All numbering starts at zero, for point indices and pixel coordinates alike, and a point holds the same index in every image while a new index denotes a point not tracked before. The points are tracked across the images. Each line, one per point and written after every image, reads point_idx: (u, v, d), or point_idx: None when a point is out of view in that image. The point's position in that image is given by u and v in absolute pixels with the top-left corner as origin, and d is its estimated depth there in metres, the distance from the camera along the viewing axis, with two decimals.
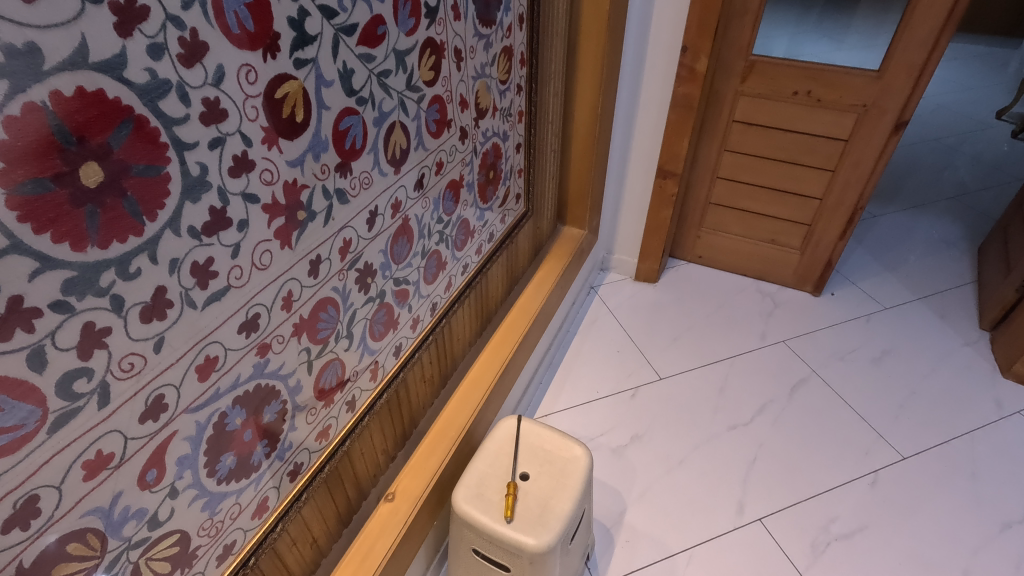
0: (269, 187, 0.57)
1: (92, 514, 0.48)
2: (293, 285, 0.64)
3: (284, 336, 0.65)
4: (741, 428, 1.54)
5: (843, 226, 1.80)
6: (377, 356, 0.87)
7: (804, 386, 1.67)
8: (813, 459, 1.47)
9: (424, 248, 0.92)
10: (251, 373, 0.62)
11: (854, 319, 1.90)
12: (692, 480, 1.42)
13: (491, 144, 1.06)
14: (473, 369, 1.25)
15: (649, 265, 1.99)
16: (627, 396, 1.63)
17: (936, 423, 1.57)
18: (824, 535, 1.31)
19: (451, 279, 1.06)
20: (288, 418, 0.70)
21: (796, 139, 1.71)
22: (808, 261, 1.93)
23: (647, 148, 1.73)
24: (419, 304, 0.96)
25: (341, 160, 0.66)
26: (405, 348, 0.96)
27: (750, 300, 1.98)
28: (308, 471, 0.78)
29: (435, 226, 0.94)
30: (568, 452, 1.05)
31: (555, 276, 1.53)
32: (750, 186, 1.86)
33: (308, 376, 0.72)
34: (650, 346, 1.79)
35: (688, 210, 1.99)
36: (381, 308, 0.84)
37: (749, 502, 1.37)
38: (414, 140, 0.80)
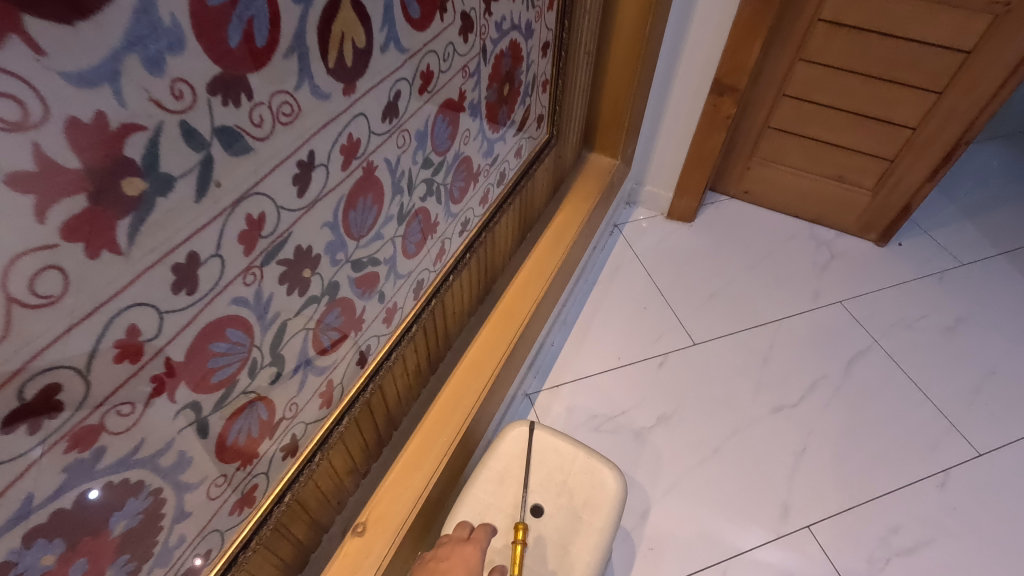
0: (22, 140, 0.25)
1: None
2: (140, 316, 0.34)
3: (132, 404, 0.36)
4: (788, 410, 1.30)
5: (935, 164, 1.45)
6: (330, 373, 0.59)
7: (863, 359, 1.41)
8: (873, 453, 1.24)
9: (404, 209, 0.61)
10: (61, 486, 0.34)
11: (924, 277, 1.61)
12: (728, 474, 1.20)
13: (508, 42, 0.71)
14: (472, 348, 0.97)
15: (686, 202, 1.66)
16: (653, 365, 1.37)
17: (1017, 412, 1.33)
18: (882, 549, 1.11)
19: (444, 244, 0.75)
20: (167, 509, 0.43)
21: (900, 49, 1.31)
22: (879, 205, 1.60)
23: (704, 56, 1.34)
24: (396, 288, 0.66)
25: (222, 70, 0.33)
26: (374, 351, 0.67)
27: (801, 248, 1.67)
28: (224, 552, 0.53)
29: (421, 173, 0.62)
30: (593, 478, 0.80)
31: (579, 221, 1.21)
32: (825, 108, 1.48)
33: (202, 440, 0.44)
34: (682, 302, 1.51)
35: (739, 134, 1.62)
36: (333, 308, 0.55)
37: (796, 503, 1.16)
38: (380, 36, 0.46)
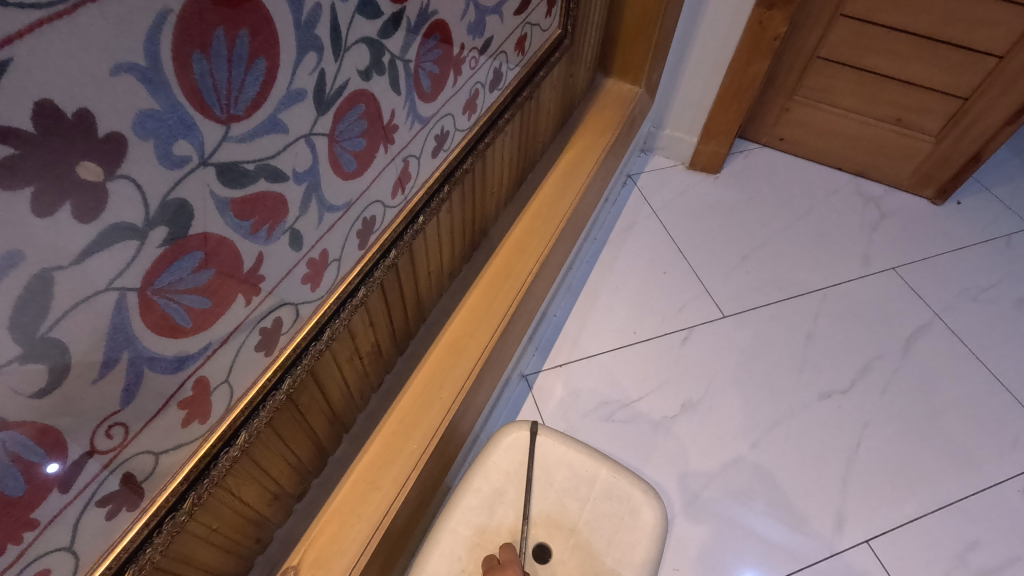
0: None
1: None
2: None
3: None
4: (838, 397, 1.08)
5: (1020, 102, 1.20)
6: (200, 367, 0.35)
7: (924, 336, 1.18)
8: (940, 451, 1.03)
9: (328, 85, 0.35)
10: None
11: (988, 241, 1.37)
12: (767, 474, 0.98)
13: None
14: (455, 319, 0.73)
15: (714, 147, 1.40)
16: (676, 341, 1.14)
17: None
18: (958, 569, 0.91)
19: (409, 167, 0.50)
20: None
21: None
22: (943, 154, 1.35)
23: None
24: (326, 228, 0.41)
25: None
26: (294, 326, 0.43)
27: (846, 205, 1.42)
28: None
29: (358, 24, 0.36)
30: (619, 507, 0.59)
31: (594, 160, 0.95)
32: (891, 30, 1.21)
33: None
34: (708, 266, 1.27)
35: (782, 65, 1.35)
36: (188, 254, 0.30)
37: (851, 512, 0.95)
38: None
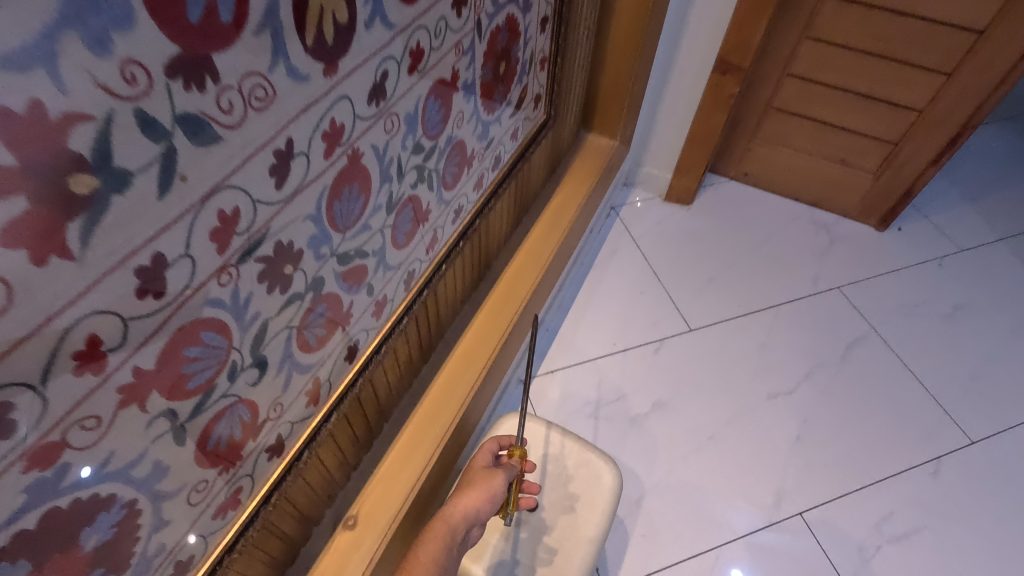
0: None
1: None
2: (98, 325, 0.31)
3: (101, 415, 0.34)
4: (784, 396, 1.29)
5: (940, 147, 1.42)
6: (316, 371, 0.56)
7: (861, 346, 1.39)
8: (868, 441, 1.23)
9: (393, 198, 0.57)
10: (23, 504, 0.31)
11: (924, 263, 1.59)
12: (721, 461, 1.19)
13: (504, 17, 0.66)
14: (466, 336, 0.95)
15: (686, 183, 1.62)
16: (649, 351, 1.35)
17: (1012, 400, 1.32)
18: (874, 536, 1.11)
19: (437, 233, 0.72)
20: (143, 521, 0.41)
21: (912, 28, 1.27)
22: (881, 189, 1.57)
23: (707, 33, 1.29)
24: (387, 281, 0.64)
25: (184, 51, 0.30)
26: (365, 344, 0.65)
27: (801, 232, 1.64)
28: (208, 557, 0.51)
29: (411, 159, 0.58)
30: (589, 472, 0.80)
31: (577, 205, 1.18)
32: (830, 88, 1.44)
33: (177, 449, 0.41)
34: (679, 286, 1.49)
35: (742, 114, 1.57)
36: (321, 303, 0.52)
37: (790, 491, 1.16)
38: (365, 10, 0.42)
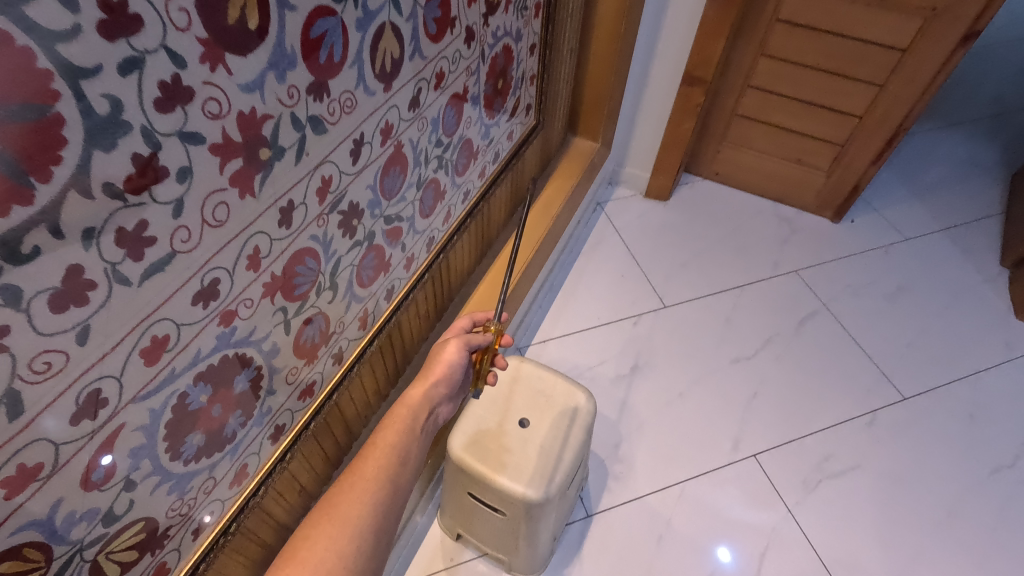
0: (218, 122, 0.43)
1: (28, 528, 0.41)
2: (260, 240, 0.52)
3: (253, 299, 0.54)
4: (744, 361, 1.50)
5: (879, 148, 1.64)
6: (366, 303, 0.77)
7: (813, 320, 1.60)
8: (814, 398, 1.44)
9: (421, 178, 0.78)
10: (215, 346, 0.52)
11: (872, 250, 1.80)
12: (688, 413, 1.40)
13: (501, 46, 0.88)
14: (471, 300, 1.16)
15: (662, 181, 1.83)
16: (628, 324, 1.56)
17: (941, 364, 1.53)
18: (816, 473, 1.32)
19: (450, 209, 0.93)
20: (264, 384, 0.62)
21: (848, 46, 1.49)
22: (834, 185, 1.78)
23: (675, 51, 1.51)
24: (415, 242, 0.85)
25: (315, 78, 0.51)
26: (398, 290, 0.86)
27: (765, 224, 1.86)
28: (292, 430, 0.72)
29: (433, 151, 0.79)
30: (570, 399, 1.01)
31: (564, 197, 1.39)
32: (784, 97, 1.66)
33: (285, 336, 0.62)
34: (656, 271, 1.70)
35: (711, 120, 1.80)
36: (371, 251, 0.73)
37: (746, 438, 1.37)
38: (409, 48, 0.64)
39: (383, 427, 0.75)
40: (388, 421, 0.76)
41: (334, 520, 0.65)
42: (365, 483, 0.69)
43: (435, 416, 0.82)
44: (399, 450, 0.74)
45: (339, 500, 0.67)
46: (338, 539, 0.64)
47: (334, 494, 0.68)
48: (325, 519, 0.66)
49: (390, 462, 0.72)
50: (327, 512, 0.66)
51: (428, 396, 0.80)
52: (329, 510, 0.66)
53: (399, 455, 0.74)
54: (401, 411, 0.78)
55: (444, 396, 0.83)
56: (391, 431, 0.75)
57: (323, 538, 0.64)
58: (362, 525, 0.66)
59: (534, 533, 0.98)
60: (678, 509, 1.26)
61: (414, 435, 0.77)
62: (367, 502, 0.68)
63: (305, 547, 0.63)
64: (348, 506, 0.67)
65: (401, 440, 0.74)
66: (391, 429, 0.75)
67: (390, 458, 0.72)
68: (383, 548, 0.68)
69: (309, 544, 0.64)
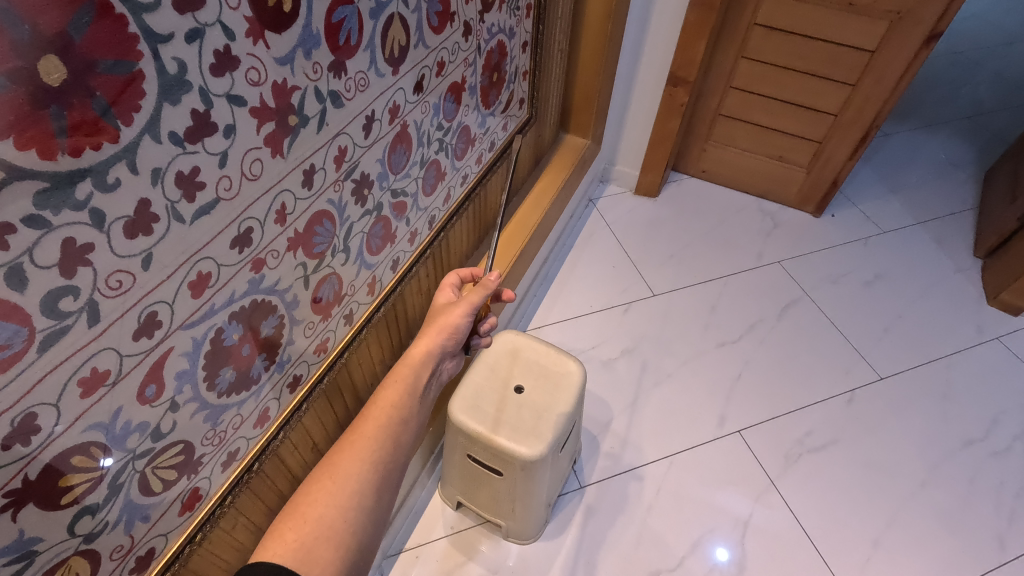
0: (257, 88, 0.51)
1: (94, 429, 0.48)
2: (286, 197, 0.60)
3: (278, 251, 0.62)
4: (729, 345, 1.58)
5: (854, 144, 1.73)
6: (374, 270, 0.85)
7: (795, 307, 1.69)
8: (795, 378, 1.52)
9: (423, 158, 0.87)
10: (246, 290, 0.60)
11: (852, 242, 1.89)
12: (676, 393, 1.48)
13: (496, 42, 0.97)
14: None
15: (651, 178, 1.92)
16: (619, 311, 1.64)
17: (916, 347, 1.61)
18: (797, 447, 1.39)
19: (450, 191, 1.02)
20: (285, 333, 0.70)
21: (821, 49, 1.59)
22: (813, 180, 1.88)
23: (660, 53, 1.61)
24: (417, 218, 0.93)
25: (335, 57, 0.59)
26: (402, 263, 0.94)
27: (750, 218, 1.95)
28: (307, 382, 0.79)
29: (435, 133, 0.88)
30: (562, 367, 1.09)
31: (556, 189, 1.48)
32: (764, 98, 1.76)
33: (304, 291, 0.70)
34: (645, 262, 1.78)
35: (696, 120, 1.89)
36: (379, 221, 0.81)
37: (731, 415, 1.44)
38: (415, 37, 0.72)
39: (384, 387, 0.79)
40: (386, 384, 0.80)
41: (334, 476, 0.69)
42: (364, 443, 0.73)
43: (438, 370, 0.88)
44: (397, 414, 0.77)
45: (339, 458, 0.71)
46: (337, 494, 0.68)
47: (335, 452, 0.72)
48: (325, 476, 0.70)
49: (387, 424, 0.75)
50: (327, 469, 0.70)
51: (430, 353, 0.85)
52: (329, 467, 0.70)
53: (397, 418, 0.77)
54: (404, 370, 0.82)
55: (447, 351, 0.88)
56: (389, 395, 0.78)
57: (323, 495, 0.68)
58: (362, 482, 0.70)
59: (530, 492, 1.05)
60: (666, 479, 1.33)
61: (411, 398, 0.80)
62: (365, 461, 0.71)
63: (307, 501, 0.68)
64: (347, 464, 0.70)
65: (398, 403, 0.78)
66: (389, 393, 0.78)
67: (387, 421, 0.75)
68: (383, 503, 0.72)
69: (311, 498, 0.68)
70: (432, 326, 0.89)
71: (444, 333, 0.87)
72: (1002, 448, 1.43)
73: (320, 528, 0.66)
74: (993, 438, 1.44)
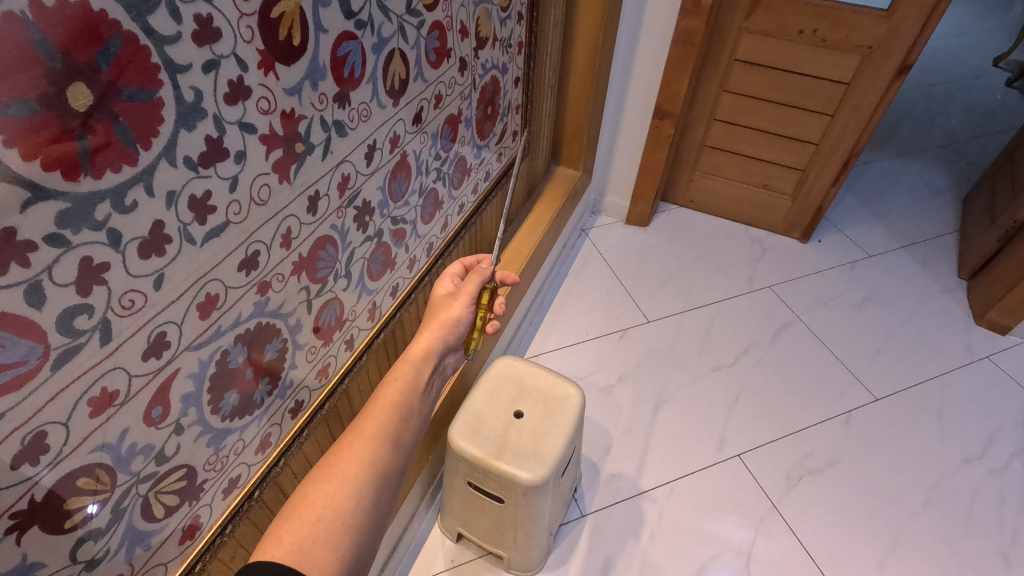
0: (267, 117, 0.53)
1: (100, 450, 0.48)
2: (292, 222, 0.62)
3: (283, 274, 0.63)
4: (725, 369, 1.59)
5: (836, 171, 1.79)
6: (374, 296, 0.87)
7: (787, 330, 1.71)
8: (792, 401, 1.53)
9: (422, 187, 0.90)
10: (252, 312, 0.61)
11: (839, 266, 1.93)
12: (674, 418, 1.47)
13: (490, 77, 1.02)
14: None
15: (641, 208, 1.96)
16: (615, 338, 1.65)
17: (908, 368, 1.63)
18: (797, 469, 1.39)
19: (447, 219, 1.05)
20: (288, 357, 0.70)
21: (799, 81, 1.67)
22: (799, 207, 1.93)
23: (645, 89, 1.68)
24: (416, 245, 0.95)
25: (340, 89, 0.62)
26: (401, 289, 0.95)
27: (738, 245, 1.99)
28: (309, 408, 0.79)
29: (433, 163, 0.91)
30: (561, 392, 1.10)
31: (549, 218, 1.51)
32: (746, 129, 1.83)
33: (307, 315, 0.71)
34: (638, 289, 1.81)
35: (682, 152, 1.96)
36: (379, 247, 0.83)
37: (729, 439, 1.44)
38: (414, 71, 0.76)
39: (385, 386, 0.79)
40: (386, 384, 0.79)
41: (332, 478, 0.68)
42: (363, 444, 0.72)
43: (441, 365, 0.88)
44: (397, 413, 0.77)
45: (338, 459, 0.70)
46: (336, 496, 0.67)
47: (334, 454, 0.71)
48: (324, 478, 0.68)
49: (387, 424, 0.74)
50: (325, 471, 0.69)
51: (431, 349, 0.85)
52: (327, 468, 0.69)
53: (396, 418, 0.76)
54: (405, 368, 0.82)
55: (449, 345, 0.89)
56: (389, 394, 0.78)
57: (321, 496, 0.67)
58: (360, 482, 0.69)
59: (532, 520, 1.04)
60: (667, 506, 1.32)
61: (411, 397, 0.79)
62: (364, 462, 0.70)
63: (304, 503, 0.66)
64: (346, 466, 0.69)
65: (398, 403, 0.77)
66: (389, 393, 0.78)
67: (387, 421, 0.75)
68: (382, 503, 0.71)
69: (309, 499, 0.67)
70: (433, 322, 0.89)
71: (445, 328, 0.88)
72: (999, 465, 1.43)
73: (318, 529, 0.65)
74: (990, 455, 1.45)
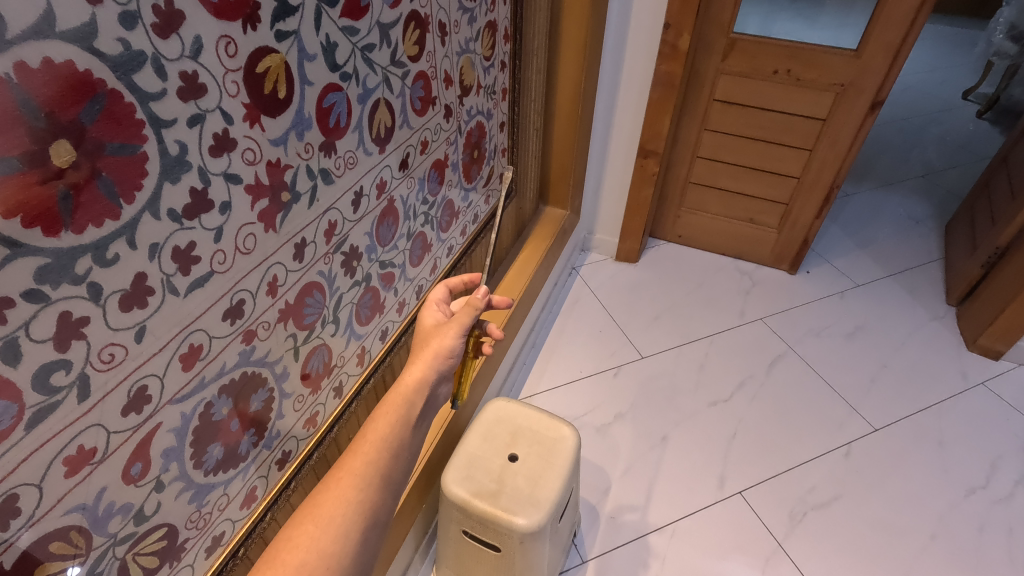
0: (252, 167, 0.54)
1: (76, 512, 0.46)
2: (278, 269, 0.62)
3: (269, 322, 0.63)
4: (721, 404, 1.58)
5: (818, 204, 1.83)
6: (363, 341, 0.86)
7: (781, 363, 1.70)
8: (790, 434, 1.51)
9: (410, 231, 0.90)
10: (237, 361, 0.60)
11: (829, 296, 1.94)
12: (672, 457, 1.45)
13: (475, 122, 1.04)
14: None
15: (629, 245, 1.98)
16: (609, 375, 1.64)
17: (905, 396, 1.62)
18: (800, 506, 1.36)
19: (436, 261, 1.05)
20: (274, 407, 0.69)
21: (777, 119, 1.72)
22: (785, 239, 1.96)
23: (628, 129, 1.72)
24: (405, 288, 0.95)
25: (326, 138, 0.63)
26: (390, 333, 0.95)
27: (728, 278, 2.00)
28: (296, 458, 0.77)
29: (420, 207, 0.92)
30: (555, 433, 1.08)
31: (539, 257, 1.52)
32: (729, 165, 1.87)
33: (294, 363, 0.70)
34: (631, 325, 1.81)
35: (667, 189, 1.99)
36: (367, 292, 0.83)
37: (730, 476, 1.41)
38: (399, 118, 0.77)
39: (375, 418, 0.74)
40: (377, 417, 0.74)
41: (317, 520, 0.66)
42: (350, 482, 0.69)
43: (437, 395, 0.82)
44: (387, 450, 0.73)
45: (323, 500, 0.68)
46: (320, 539, 0.65)
47: (319, 493, 0.68)
48: (308, 519, 0.66)
49: (376, 461, 0.71)
50: (310, 511, 0.67)
51: (424, 380, 0.79)
52: (312, 509, 0.67)
53: (386, 454, 0.72)
54: (396, 400, 0.77)
55: (444, 376, 0.83)
56: (379, 429, 0.73)
57: (304, 540, 0.65)
58: (347, 525, 0.67)
59: (530, 569, 1.00)
60: (670, 549, 1.28)
61: (403, 432, 0.74)
62: (350, 503, 0.68)
63: (288, 546, 0.65)
64: (331, 508, 0.67)
65: (388, 439, 0.73)
66: (378, 427, 0.73)
67: (377, 458, 0.71)
68: (369, 545, 0.69)
69: (293, 543, 0.65)
70: (426, 351, 0.83)
71: (439, 358, 0.81)
72: (1005, 494, 1.41)
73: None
74: (994, 484, 1.43)
